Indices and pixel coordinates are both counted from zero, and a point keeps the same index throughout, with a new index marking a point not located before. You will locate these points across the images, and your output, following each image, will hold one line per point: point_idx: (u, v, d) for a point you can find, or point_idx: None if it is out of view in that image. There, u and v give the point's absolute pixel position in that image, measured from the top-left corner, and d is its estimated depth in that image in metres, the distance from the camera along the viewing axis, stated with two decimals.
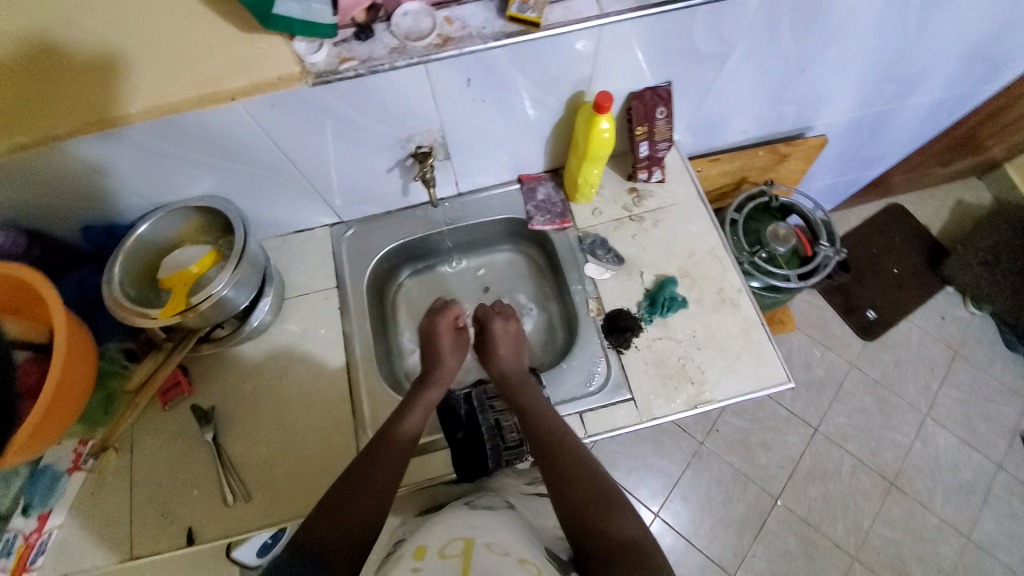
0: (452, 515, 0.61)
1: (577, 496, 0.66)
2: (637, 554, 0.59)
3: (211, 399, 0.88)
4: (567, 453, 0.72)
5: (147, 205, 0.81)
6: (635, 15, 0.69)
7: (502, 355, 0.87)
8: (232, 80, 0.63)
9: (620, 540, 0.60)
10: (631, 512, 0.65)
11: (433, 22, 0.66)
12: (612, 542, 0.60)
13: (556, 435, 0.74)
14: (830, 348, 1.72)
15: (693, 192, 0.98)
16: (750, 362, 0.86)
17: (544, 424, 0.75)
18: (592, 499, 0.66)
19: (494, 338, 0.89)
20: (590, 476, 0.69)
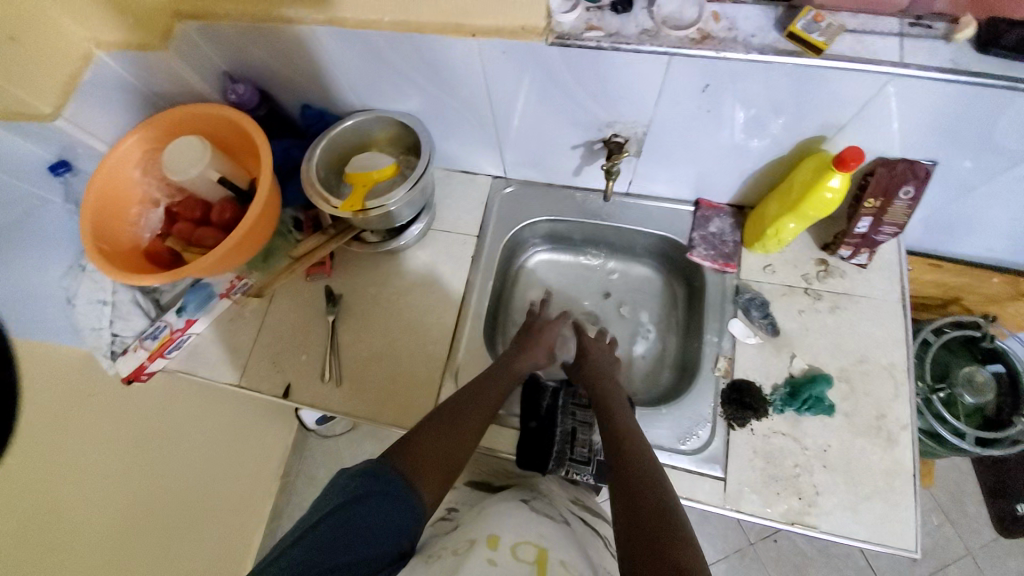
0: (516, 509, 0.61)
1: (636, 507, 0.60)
2: None
3: (342, 288, 0.97)
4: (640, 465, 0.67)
5: (356, 102, 0.88)
6: (944, 76, 0.55)
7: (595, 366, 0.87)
8: (482, 16, 0.63)
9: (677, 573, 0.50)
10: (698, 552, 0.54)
11: (700, 15, 0.58)
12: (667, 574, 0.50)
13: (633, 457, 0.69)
14: (953, 520, 1.44)
15: (896, 292, 0.82)
16: (880, 509, 0.73)
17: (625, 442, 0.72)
18: (658, 513, 0.58)
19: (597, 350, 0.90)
20: (662, 502, 0.61)
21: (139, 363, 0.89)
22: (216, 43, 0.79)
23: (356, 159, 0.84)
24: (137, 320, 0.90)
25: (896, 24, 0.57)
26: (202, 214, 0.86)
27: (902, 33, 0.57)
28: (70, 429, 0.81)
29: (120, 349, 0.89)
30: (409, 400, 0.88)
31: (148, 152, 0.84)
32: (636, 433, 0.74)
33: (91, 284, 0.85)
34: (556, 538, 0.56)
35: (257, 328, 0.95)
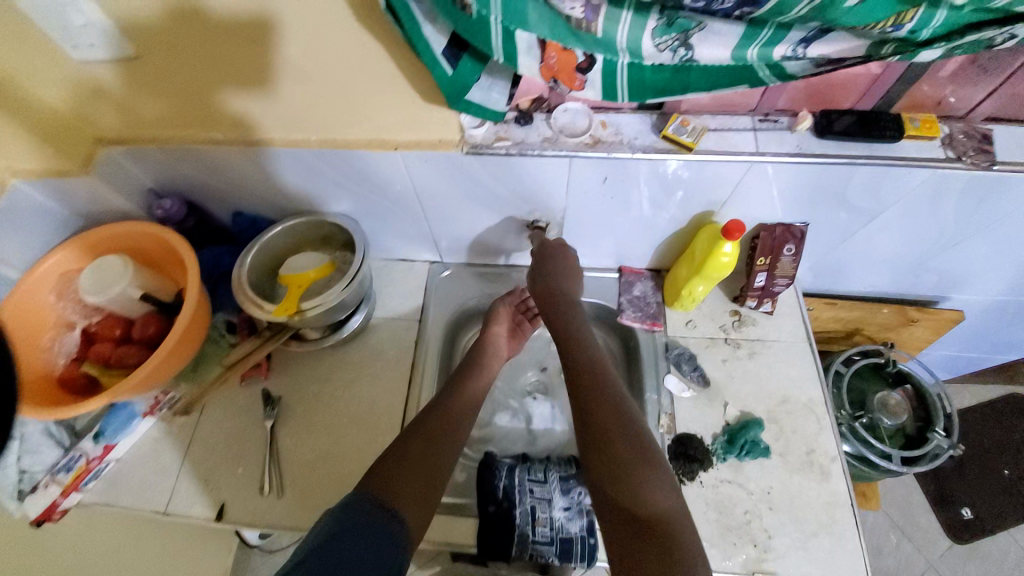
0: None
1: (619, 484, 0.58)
2: (663, 527, 0.54)
3: (281, 389, 0.94)
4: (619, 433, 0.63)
5: (289, 206, 0.91)
6: (792, 160, 0.66)
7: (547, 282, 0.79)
8: (400, 132, 0.71)
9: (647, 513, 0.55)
10: (666, 474, 0.59)
11: (589, 123, 0.68)
12: (641, 515, 0.55)
13: (590, 375, 0.69)
14: (908, 536, 1.51)
15: (801, 334, 0.92)
16: (828, 545, 0.76)
17: (577, 363, 0.71)
18: (641, 493, 0.57)
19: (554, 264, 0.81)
20: (624, 423, 0.64)
21: (51, 502, 0.80)
22: (142, 164, 0.81)
23: (293, 257, 0.86)
24: (48, 452, 0.81)
25: (748, 122, 0.69)
26: (123, 331, 0.82)
27: (755, 128, 0.68)
28: None
29: (28, 488, 0.78)
30: None
31: (62, 275, 0.82)
32: (603, 362, 0.71)
33: None
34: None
35: (187, 445, 0.89)
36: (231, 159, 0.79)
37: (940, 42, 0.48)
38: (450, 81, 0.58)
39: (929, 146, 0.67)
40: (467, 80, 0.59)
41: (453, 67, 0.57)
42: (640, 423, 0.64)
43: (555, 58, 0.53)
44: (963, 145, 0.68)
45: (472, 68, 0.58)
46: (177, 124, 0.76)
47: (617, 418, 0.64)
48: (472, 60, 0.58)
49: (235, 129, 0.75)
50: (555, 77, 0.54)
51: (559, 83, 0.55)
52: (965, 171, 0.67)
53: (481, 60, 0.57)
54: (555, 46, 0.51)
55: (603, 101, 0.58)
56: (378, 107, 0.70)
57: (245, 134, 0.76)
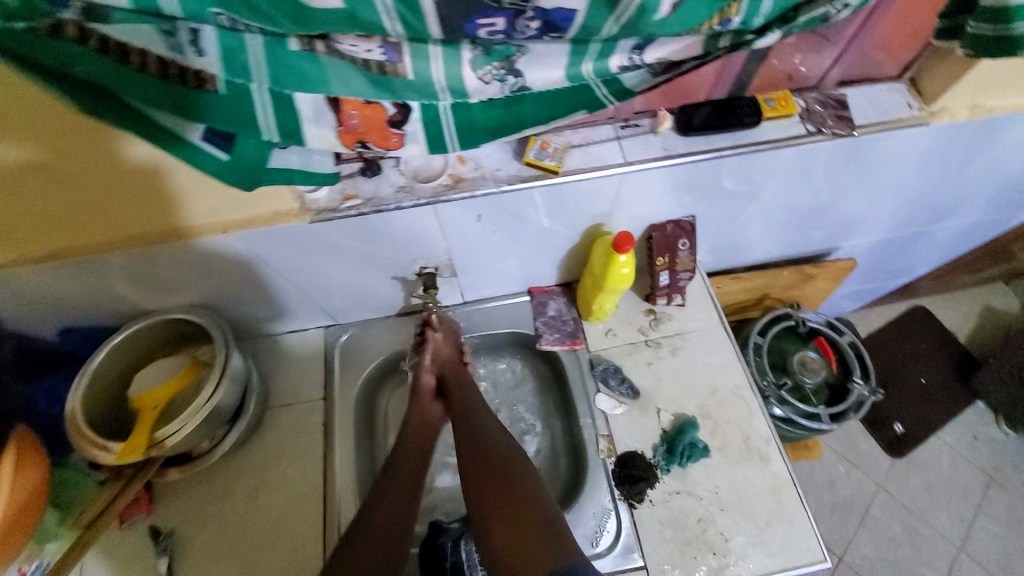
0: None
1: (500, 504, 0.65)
2: None
3: (172, 520, 0.79)
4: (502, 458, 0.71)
5: (129, 310, 0.77)
6: (661, 164, 0.63)
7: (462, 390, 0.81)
8: (226, 214, 0.61)
9: None
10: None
11: (444, 161, 0.61)
12: None
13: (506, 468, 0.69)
14: (856, 464, 1.61)
15: (715, 319, 0.91)
16: (781, 532, 0.76)
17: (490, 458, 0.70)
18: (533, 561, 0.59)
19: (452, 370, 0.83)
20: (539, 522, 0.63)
21: None
22: None
23: (150, 367, 0.74)
24: None
25: (610, 130, 0.65)
26: None
27: (618, 136, 0.64)
28: None
29: None
30: None
31: None
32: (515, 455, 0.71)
33: None
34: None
35: None
36: (147, 259, 0.65)
37: (776, 25, 0.45)
38: (232, 167, 0.48)
39: (787, 124, 0.67)
40: (254, 159, 0.48)
41: (227, 150, 0.47)
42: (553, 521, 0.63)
43: (358, 117, 0.46)
44: (821, 117, 0.68)
45: (256, 147, 0.47)
46: (59, 229, 0.60)
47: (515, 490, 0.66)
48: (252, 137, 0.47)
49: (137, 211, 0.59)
50: (361, 139, 0.47)
51: (369, 144, 0.48)
52: (828, 141, 0.67)
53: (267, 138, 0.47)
54: (353, 103, 0.44)
55: (433, 152, 0.50)
56: (207, 194, 0.58)
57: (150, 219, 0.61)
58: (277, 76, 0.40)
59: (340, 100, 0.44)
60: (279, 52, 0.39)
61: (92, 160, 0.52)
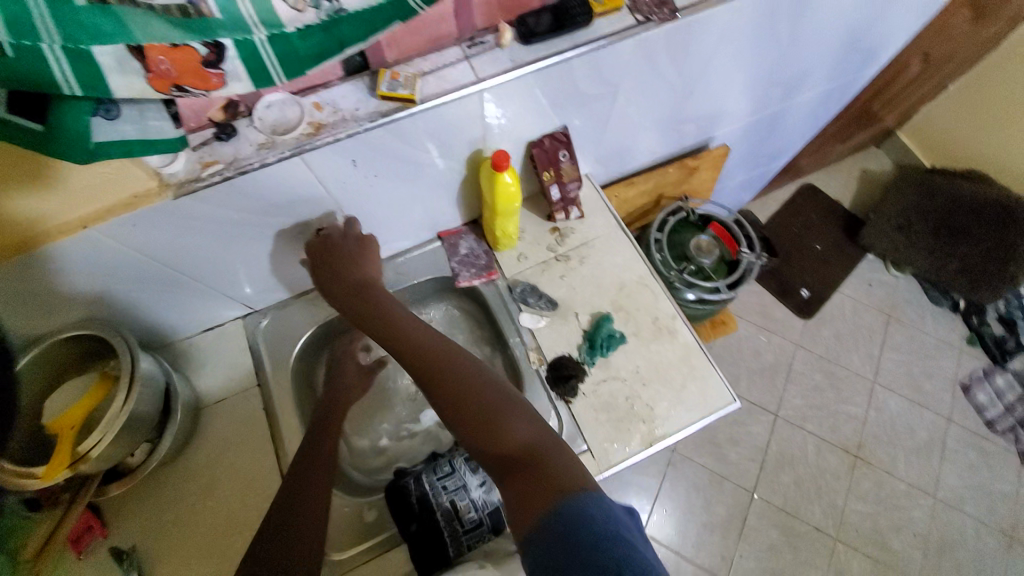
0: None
1: (518, 488, 0.55)
2: (533, 454, 0.58)
3: (131, 536, 0.77)
4: (524, 437, 0.60)
5: (15, 341, 0.72)
6: (511, 75, 0.66)
7: (346, 280, 0.76)
8: (80, 207, 0.57)
9: (515, 446, 0.59)
10: (528, 416, 0.63)
11: (301, 110, 0.61)
12: (512, 450, 0.59)
13: (442, 357, 0.69)
14: (777, 332, 1.81)
15: (613, 223, 0.98)
16: (696, 390, 0.87)
17: (413, 342, 0.70)
18: (472, 407, 0.64)
19: (330, 260, 0.77)
20: (480, 381, 0.67)
21: None
22: None
23: (59, 391, 0.74)
24: None
25: (458, 52, 0.66)
26: None
27: (467, 56, 0.66)
28: None
29: None
30: None
31: None
32: (441, 342, 0.71)
33: None
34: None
35: None
36: (26, 273, 0.61)
37: None
38: (54, 138, 0.45)
39: (618, 16, 0.71)
40: (78, 130, 0.46)
41: (42, 121, 0.44)
42: (490, 378, 0.68)
43: (167, 61, 0.44)
44: (647, 5, 0.72)
45: (75, 116, 0.45)
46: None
47: (446, 367, 0.67)
48: (64, 102, 0.44)
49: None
50: (177, 83, 0.46)
51: (188, 86, 0.47)
52: (659, 29, 0.72)
53: (87, 100, 0.45)
54: (159, 49, 0.43)
55: (261, 89, 0.50)
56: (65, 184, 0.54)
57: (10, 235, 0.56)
58: (70, 34, 0.39)
59: (144, 46, 0.42)
60: (65, 7, 0.38)
61: None
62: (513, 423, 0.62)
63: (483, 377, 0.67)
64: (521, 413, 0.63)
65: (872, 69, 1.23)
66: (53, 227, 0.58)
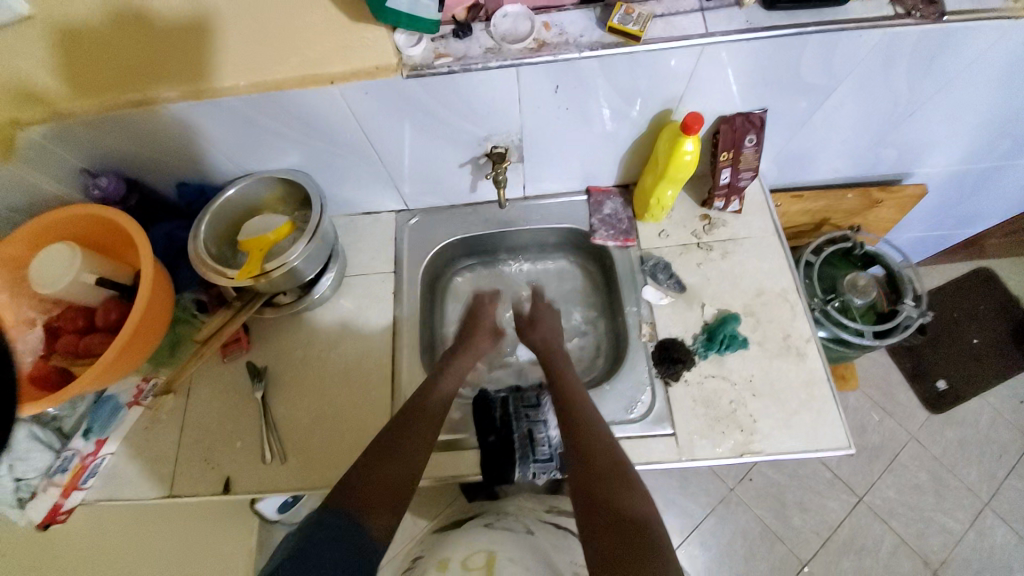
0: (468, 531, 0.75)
1: (615, 554, 0.55)
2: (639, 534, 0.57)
3: (265, 360, 0.91)
4: (634, 512, 0.60)
5: (234, 168, 0.86)
6: (743, 37, 0.66)
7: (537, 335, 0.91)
8: (333, 66, 0.68)
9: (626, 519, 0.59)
10: (646, 497, 0.63)
11: (532, 26, 0.67)
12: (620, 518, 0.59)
13: (591, 417, 0.75)
14: (892, 414, 1.61)
15: (769, 228, 0.93)
16: (809, 420, 0.81)
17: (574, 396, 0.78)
18: (599, 470, 0.66)
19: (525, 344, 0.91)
20: (613, 451, 0.69)
21: (54, 504, 0.77)
22: (67, 142, 0.75)
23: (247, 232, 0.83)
24: (40, 456, 0.76)
25: (695, 3, 0.68)
26: (86, 321, 0.78)
27: (702, 8, 0.68)
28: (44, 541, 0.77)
29: (26, 495, 0.75)
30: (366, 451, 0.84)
31: (7, 270, 0.76)
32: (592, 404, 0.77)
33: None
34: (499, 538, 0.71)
35: (181, 425, 0.87)
36: (273, 107, 0.72)
37: None
38: None
39: (875, 4, 0.67)
40: None
41: None
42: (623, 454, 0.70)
43: None
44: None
45: None
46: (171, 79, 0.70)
47: (590, 426, 0.73)
48: None
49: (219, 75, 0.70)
50: None
51: None
52: (915, 27, 0.66)
53: None
54: None
55: None
56: (319, 42, 0.69)
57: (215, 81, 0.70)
58: None
59: None
60: None
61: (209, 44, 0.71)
62: (632, 496, 0.62)
63: (616, 450, 0.69)
64: (640, 492, 0.63)
65: None
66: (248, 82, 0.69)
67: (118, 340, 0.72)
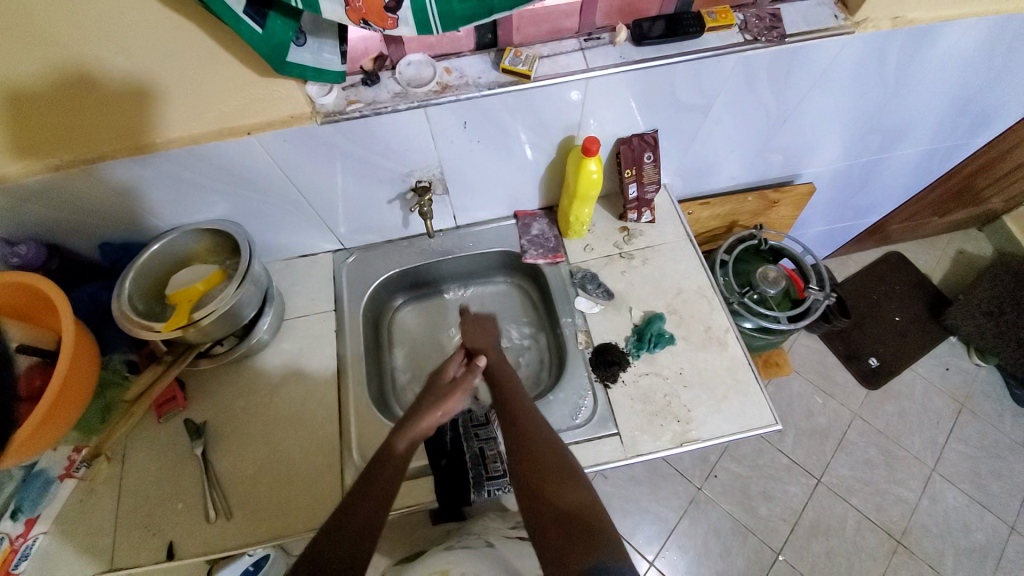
0: (431, 557, 0.75)
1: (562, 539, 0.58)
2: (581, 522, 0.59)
3: (205, 414, 0.89)
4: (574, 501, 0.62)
5: (161, 224, 0.87)
6: (620, 68, 0.75)
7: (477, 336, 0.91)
8: (252, 116, 0.72)
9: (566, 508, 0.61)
10: (584, 482, 0.64)
11: (434, 71, 0.74)
12: (562, 511, 0.60)
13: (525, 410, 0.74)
14: (834, 396, 1.73)
15: (682, 233, 1.02)
16: (737, 402, 0.88)
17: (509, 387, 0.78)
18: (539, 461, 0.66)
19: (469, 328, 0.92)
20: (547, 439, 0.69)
21: None
22: None
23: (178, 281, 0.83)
24: None
25: (575, 43, 0.77)
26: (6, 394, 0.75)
27: (582, 47, 0.77)
28: None
29: None
30: (316, 492, 0.83)
31: None
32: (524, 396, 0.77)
33: None
34: (460, 559, 0.72)
35: (116, 493, 0.83)
36: (197, 158, 0.75)
37: None
38: (264, 40, 0.61)
39: (727, 34, 0.78)
40: (282, 39, 0.63)
41: (262, 25, 0.60)
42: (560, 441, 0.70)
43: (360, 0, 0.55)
44: (756, 27, 0.79)
45: (283, 28, 0.62)
46: (88, 142, 0.70)
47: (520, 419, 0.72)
48: (280, 18, 0.61)
49: (141, 133, 0.71)
50: (364, 17, 0.57)
51: (371, 23, 0.57)
52: (765, 49, 0.78)
53: (291, 18, 0.61)
54: None
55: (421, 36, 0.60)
56: (234, 90, 0.70)
57: (137, 138, 0.71)
58: None
59: None
60: None
61: (114, 99, 0.68)
62: (568, 487, 0.63)
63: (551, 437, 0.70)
64: (575, 480, 0.64)
65: (981, 138, 1.20)
66: (172, 138, 0.72)
67: (41, 407, 0.70)
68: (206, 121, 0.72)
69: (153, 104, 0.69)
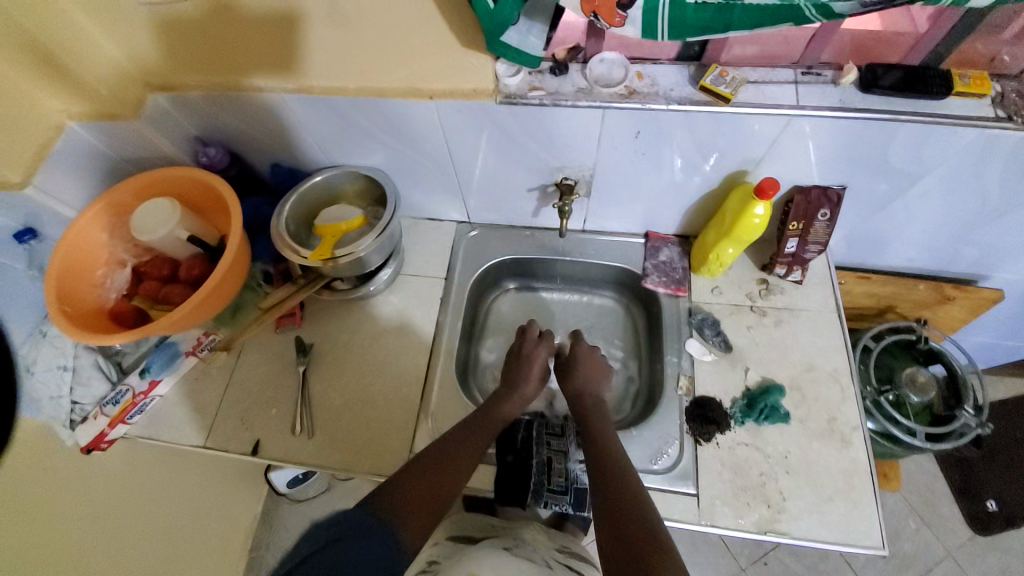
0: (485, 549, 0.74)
1: None
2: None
3: (313, 337, 0.96)
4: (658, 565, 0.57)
5: (323, 159, 0.94)
6: (836, 114, 0.67)
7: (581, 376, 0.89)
8: (433, 82, 0.74)
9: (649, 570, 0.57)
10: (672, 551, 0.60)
11: (626, 74, 0.71)
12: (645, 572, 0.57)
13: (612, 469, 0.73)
14: (930, 526, 1.48)
15: (830, 304, 0.91)
16: (843, 511, 0.77)
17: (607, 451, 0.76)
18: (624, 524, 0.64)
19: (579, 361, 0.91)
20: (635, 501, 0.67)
21: (99, 432, 0.85)
22: (185, 110, 0.85)
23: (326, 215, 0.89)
24: (98, 385, 0.86)
25: (790, 74, 0.70)
26: (170, 271, 0.88)
27: (797, 80, 0.70)
28: (40, 476, 0.79)
29: (79, 418, 0.84)
30: (387, 443, 0.86)
31: (111, 212, 0.85)
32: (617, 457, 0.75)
33: (51, 352, 0.82)
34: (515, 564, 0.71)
35: (227, 381, 0.93)
36: (372, 108, 0.78)
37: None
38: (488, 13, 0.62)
39: (978, 104, 0.66)
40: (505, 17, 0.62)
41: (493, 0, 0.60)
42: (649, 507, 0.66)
43: None
44: (1015, 105, 0.66)
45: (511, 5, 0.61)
46: (282, 68, 0.77)
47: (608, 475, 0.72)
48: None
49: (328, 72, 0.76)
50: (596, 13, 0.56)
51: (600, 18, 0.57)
52: (1016, 132, 0.64)
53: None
54: None
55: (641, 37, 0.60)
56: (421, 49, 0.74)
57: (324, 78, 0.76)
58: None
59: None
60: None
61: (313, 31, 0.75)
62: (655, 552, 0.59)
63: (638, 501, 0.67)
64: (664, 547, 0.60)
65: None
66: (354, 86, 0.76)
67: (195, 296, 0.79)
68: (390, 77, 0.75)
69: (346, 48, 0.75)
